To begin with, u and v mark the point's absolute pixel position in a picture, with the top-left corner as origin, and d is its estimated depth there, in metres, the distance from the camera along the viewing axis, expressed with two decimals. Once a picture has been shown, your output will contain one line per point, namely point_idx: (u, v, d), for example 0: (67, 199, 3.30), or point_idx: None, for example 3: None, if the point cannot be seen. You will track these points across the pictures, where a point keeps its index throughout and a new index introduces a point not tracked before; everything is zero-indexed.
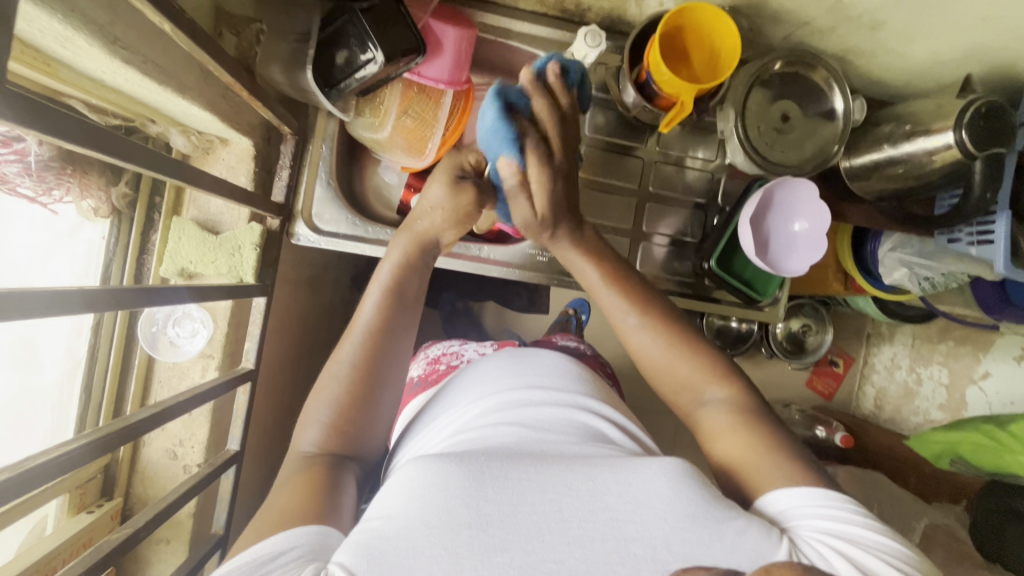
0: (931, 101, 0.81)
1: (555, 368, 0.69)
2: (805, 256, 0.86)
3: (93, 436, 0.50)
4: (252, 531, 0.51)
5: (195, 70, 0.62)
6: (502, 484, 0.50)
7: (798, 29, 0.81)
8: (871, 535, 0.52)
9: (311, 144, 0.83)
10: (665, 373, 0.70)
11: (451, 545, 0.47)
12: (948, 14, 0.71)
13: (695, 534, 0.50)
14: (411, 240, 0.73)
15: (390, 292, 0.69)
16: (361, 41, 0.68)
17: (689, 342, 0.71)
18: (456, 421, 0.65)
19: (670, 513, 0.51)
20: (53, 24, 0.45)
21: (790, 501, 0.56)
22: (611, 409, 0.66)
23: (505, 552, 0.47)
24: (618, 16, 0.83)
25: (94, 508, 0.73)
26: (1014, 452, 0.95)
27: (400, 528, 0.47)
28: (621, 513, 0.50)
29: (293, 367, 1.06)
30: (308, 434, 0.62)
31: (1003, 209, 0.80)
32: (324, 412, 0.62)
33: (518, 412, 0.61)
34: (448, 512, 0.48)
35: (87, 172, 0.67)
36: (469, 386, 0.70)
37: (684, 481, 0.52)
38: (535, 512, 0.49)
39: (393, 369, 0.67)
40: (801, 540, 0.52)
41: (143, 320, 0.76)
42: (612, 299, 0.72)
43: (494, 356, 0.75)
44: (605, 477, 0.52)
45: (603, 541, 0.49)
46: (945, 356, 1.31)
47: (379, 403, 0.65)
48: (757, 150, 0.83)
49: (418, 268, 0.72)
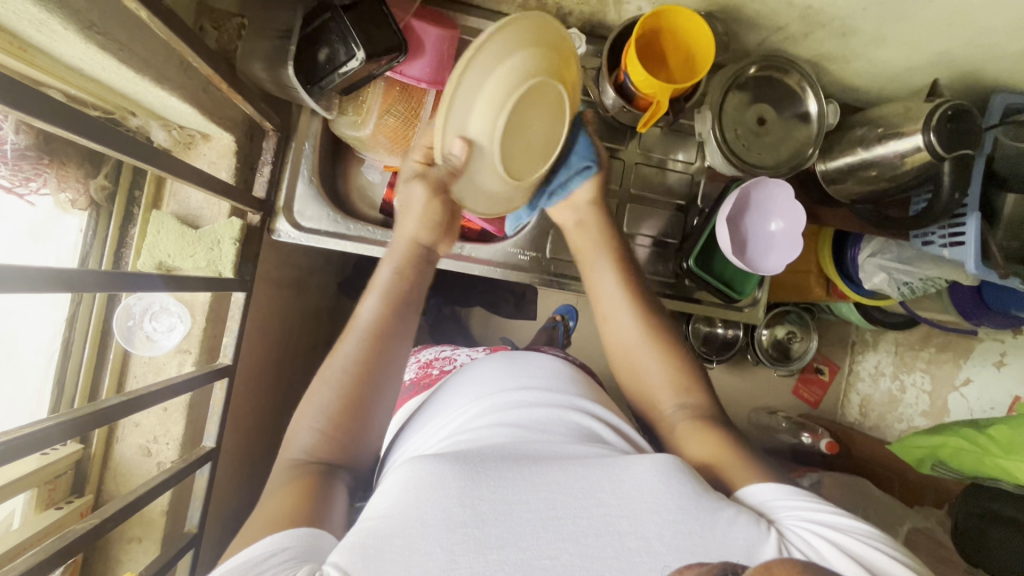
0: (901, 105, 0.84)
1: (545, 370, 0.70)
2: (781, 255, 0.87)
3: (61, 419, 0.50)
4: (244, 535, 0.51)
5: (175, 62, 0.63)
6: (496, 483, 0.50)
7: (773, 34, 0.83)
8: (849, 519, 0.52)
9: (294, 141, 0.84)
10: (646, 378, 0.73)
11: (447, 544, 0.46)
12: (913, 21, 0.74)
13: (688, 526, 0.49)
14: (404, 246, 0.74)
15: (387, 299, 0.69)
16: (343, 39, 0.70)
17: (671, 348, 0.74)
18: (450, 423, 0.65)
19: (663, 508, 0.50)
20: (27, 7, 0.46)
21: (767, 495, 0.55)
22: (604, 410, 0.66)
23: (500, 550, 0.46)
24: (598, 20, 0.86)
25: (63, 505, 0.72)
26: (994, 456, 0.94)
27: (395, 527, 0.46)
28: (614, 509, 0.50)
29: (275, 369, 1.05)
30: (302, 440, 0.62)
31: (972, 211, 0.82)
32: (317, 418, 0.62)
33: (512, 413, 0.61)
34: (443, 511, 0.47)
35: (64, 164, 0.67)
36: (464, 388, 0.71)
37: (675, 476, 0.52)
38: (530, 510, 0.49)
39: (388, 383, 0.66)
40: (787, 529, 0.51)
41: (119, 315, 0.75)
42: (611, 283, 0.77)
43: (487, 360, 0.76)
44: (596, 475, 0.52)
45: (597, 537, 0.48)
46: (927, 362, 1.32)
47: (373, 415, 0.64)
48: (734, 151, 0.84)
49: (414, 277, 0.72)
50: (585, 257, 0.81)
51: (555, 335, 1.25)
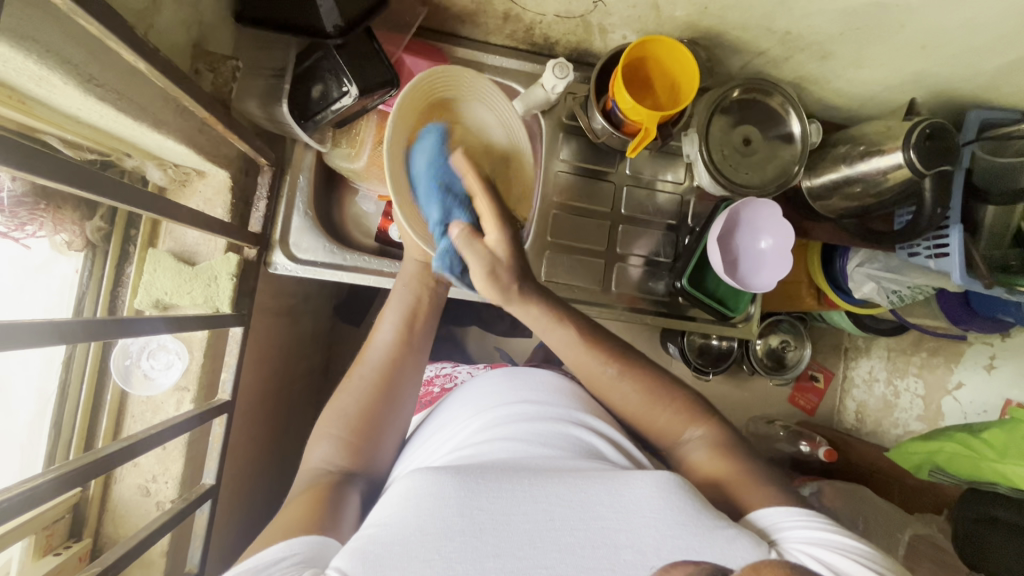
0: (881, 124, 0.86)
1: (546, 385, 0.70)
2: (773, 271, 0.89)
3: (59, 471, 0.50)
4: (259, 542, 0.52)
5: (171, 106, 0.64)
6: (496, 493, 0.50)
7: (754, 58, 0.86)
8: (848, 539, 0.53)
9: (288, 174, 0.84)
10: (646, 418, 0.71)
11: (445, 552, 0.47)
12: (888, 42, 0.77)
13: (686, 542, 0.49)
14: (415, 267, 0.78)
15: (403, 318, 0.74)
16: (336, 77, 0.74)
17: (666, 389, 0.71)
18: (454, 437, 0.65)
19: (661, 523, 0.50)
20: (28, 65, 0.46)
21: (777, 515, 0.56)
22: (608, 426, 0.66)
23: (497, 558, 0.47)
24: (584, 48, 0.89)
25: (61, 550, 0.71)
26: (989, 460, 0.96)
27: (396, 536, 0.47)
28: (612, 522, 0.50)
29: (272, 398, 1.04)
30: (321, 450, 0.65)
31: (955, 223, 0.84)
32: (336, 427, 0.66)
33: (514, 427, 0.61)
34: (441, 520, 0.48)
35: (61, 207, 0.68)
36: (466, 401, 0.71)
37: (674, 493, 0.52)
38: (528, 521, 0.49)
39: (410, 389, 0.72)
40: (784, 550, 0.52)
41: (116, 354, 0.75)
42: (583, 357, 0.72)
43: (488, 375, 0.76)
44: (597, 488, 0.51)
45: (594, 549, 0.49)
46: (919, 368, 1.34)
47: (390, 426, 0.69)
48: (721, 172, 0.86)
49: (426, 290, 0.77)
50: (549, 333, 0.74)
51: (551, 353, 1.25)
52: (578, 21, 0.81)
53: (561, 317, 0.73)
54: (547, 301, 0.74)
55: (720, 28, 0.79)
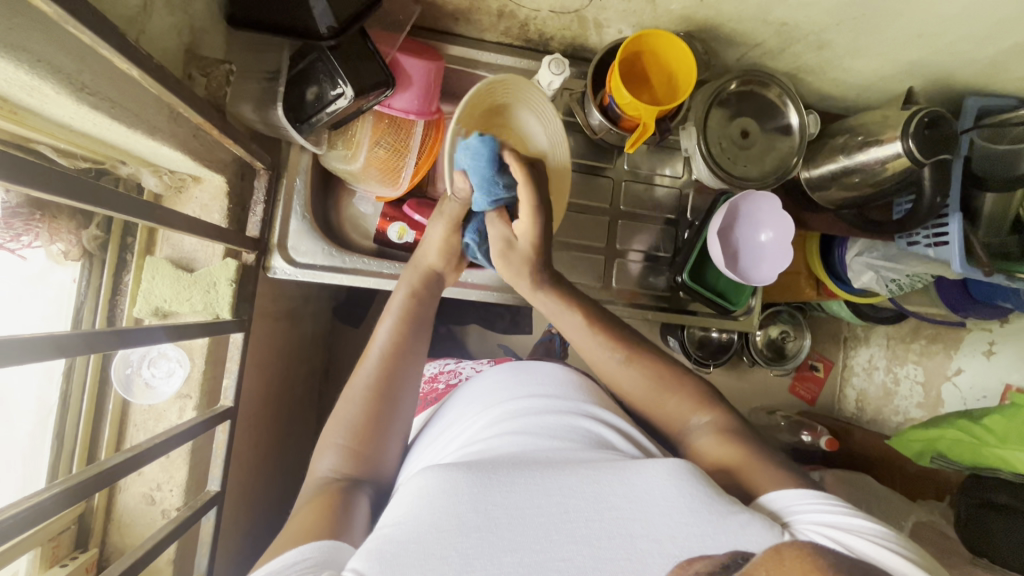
0: (880, 113, 0.86)
1: (552, 378, 0.70)
2: (773, 264, 0.89)
3: (64, 485, 0.50)
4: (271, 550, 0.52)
5: (165, 112, 0.63)
6: (509, 487, 0.50)
7: (751, 49, 0.85)
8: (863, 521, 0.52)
9: (285, 179, 0.84)
10: (654, 406, 0.72)
11: (461, 548, 0.46)
12: (885, 32, 0.76)
13: (701, 528, 0.49)
14: (416, 274, 0.78)
15: (403, 320, 0.73)
16: (331, 78, 0.73)
17: (675, 376, 0.72)
18: (463, 434, 0.65)
19: (674, 510, 0.50)
20: (19, 75, 0.46)
21: (790, 499, 0.56)
22: (619, 419, 0.66)
23: (514, 552, 0.47)
24: (580, 43, 0.88)
25: (68, 561, 0.71)
26: (990, 446, 0.96)
27: (411, 534, 0.47)
28: (626, 511, 0.50)
29: (275, 402, 1.04)
30: (327, 458, 0.64)
31: (954, 211, 0.84)
32: (341, 435, 0.65)
33: (523, 420, 0.61)
34: (455, 517, 0.48)
35: (56, 217, 0.67)
36: (472, 399, 0.71)
37: (686, 479, 0.52)
38: (542, 514, 0.49)
39: (409, 391, 0.71)
40: (796, 529, 0.52)
41: (116, 363, 0.75)
42: (591, 343, 0.74)
43: (491, 371, 0.76)
44: (608, 478, 0.52)
45: (609, 539, 0.48)
46: (918, 355, 1.34)
47: (395, 427, 0.68)
48: (720, 165, 0.86)
49: (426, 301, 0.77)
50: (561, 322, 0.77)
51: (552, 349, 1.25)
52: (573, 16, 0.81)
53: (571, 303, 0.75)
54: (560, 288, 0.76)
55: (717, 20, 0.79)
